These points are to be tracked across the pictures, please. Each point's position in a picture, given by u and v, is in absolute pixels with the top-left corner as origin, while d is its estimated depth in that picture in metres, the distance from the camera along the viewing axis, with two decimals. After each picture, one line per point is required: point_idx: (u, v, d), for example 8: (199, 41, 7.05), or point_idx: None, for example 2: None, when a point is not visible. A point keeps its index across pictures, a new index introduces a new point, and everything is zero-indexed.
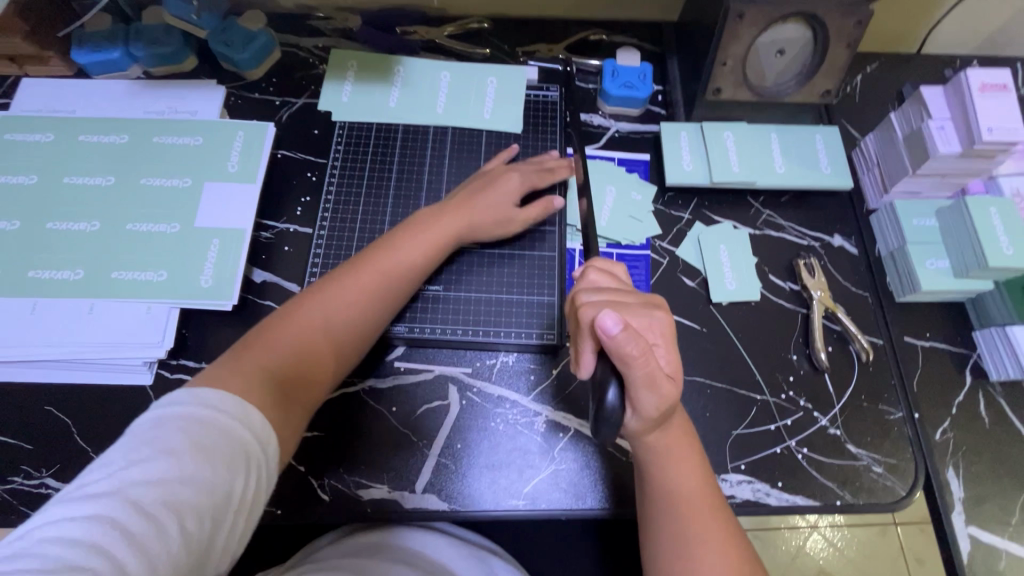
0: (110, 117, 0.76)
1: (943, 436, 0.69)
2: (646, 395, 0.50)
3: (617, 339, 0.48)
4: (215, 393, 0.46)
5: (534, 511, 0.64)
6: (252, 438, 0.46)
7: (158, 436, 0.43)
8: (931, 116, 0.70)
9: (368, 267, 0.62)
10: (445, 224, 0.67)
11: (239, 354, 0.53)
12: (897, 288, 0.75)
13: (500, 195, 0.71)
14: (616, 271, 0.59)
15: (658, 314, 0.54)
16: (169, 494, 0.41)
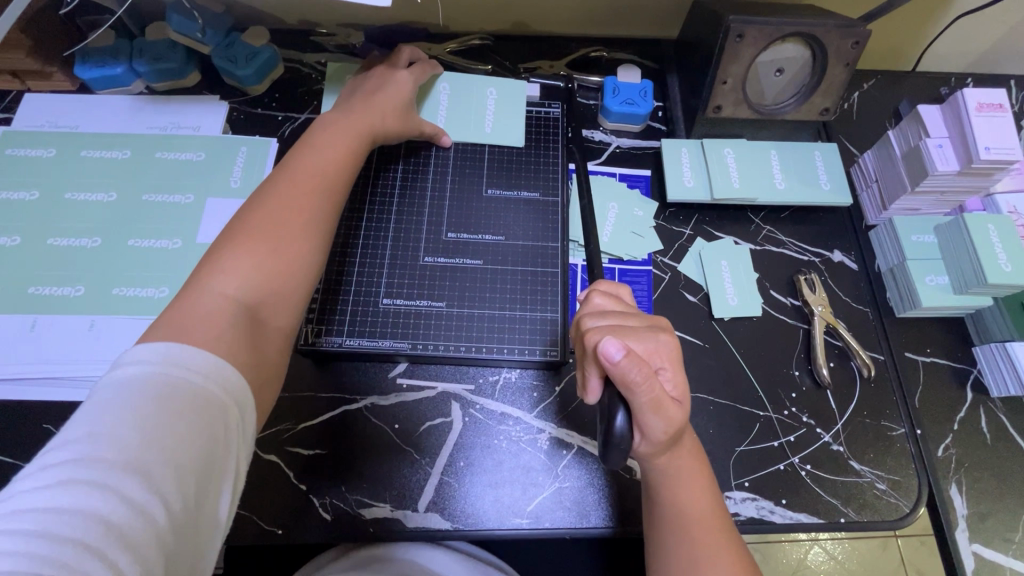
0: (113, 133, 0.76)
1: (945, 452, 0.69)
2: (651, 419, 0.50)
3: (620, 365, 0.48)
4: (178, 348, 0.43)
5: (537, 530, 0.63)
6: (224, 392, 0.43)
7: (121, 404, 0.40)
8: (929, 134, 0.71)
9: (303, 171, 0.60)
10: (360, 121, 0.67)
11: (186, 298, 0.49)
12: (897, 304, 0.75)
13: (397, 85, 0.73)
14: (621, 294, 0.59)
15: (662, 337, 0.54)
16: (140, 460, 0.38)
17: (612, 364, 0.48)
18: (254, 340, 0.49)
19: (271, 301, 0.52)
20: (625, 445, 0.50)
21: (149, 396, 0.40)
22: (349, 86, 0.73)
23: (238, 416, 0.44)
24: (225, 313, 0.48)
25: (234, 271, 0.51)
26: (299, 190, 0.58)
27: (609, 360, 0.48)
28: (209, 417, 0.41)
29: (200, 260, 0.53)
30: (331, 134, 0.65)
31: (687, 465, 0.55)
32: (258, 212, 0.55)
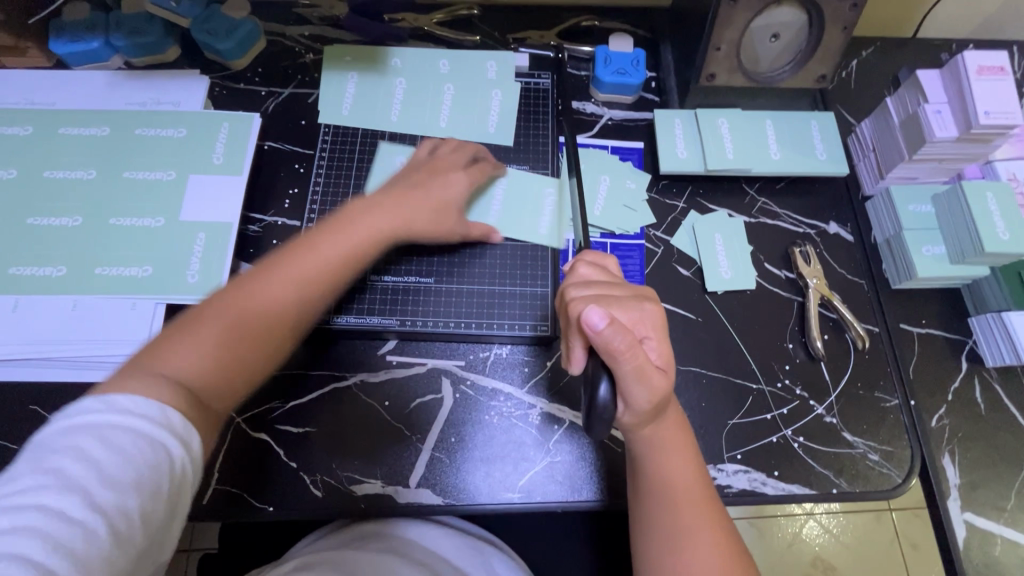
0: (90, 109, 0.74)
1: (939, 423, 0.69)
2: (636, 390, 0.50)
3: (603, 334, 0.47)
4: (129, 399, 0.42)
5: (529, 504, 0.63)
6: (176, 439, 0.42)
7: (71, 434, 0.39)
8: (928, 100, 0.69)
9: (292, 262, 0.56)
10: (385, 222, 0.62)
11: (149, 357, 0.47)
12: (893, 275, 0.74)
13: (438, 190, 0.66)
14: (607, 263, 0.58)
15: (647, 307, 0.53)
16: (85, 498, 0.37)
17: (595, 332, 0.47)
18: (203, 427, 0.46)
19: (222, 378, 0.49)
20: (608, 412, 0.50)
21: (98, 434, 0.39)
22: (396, 179, 0.67)
23: (189, 458, 0.43)
24: (175, 383, 0.46)
25: (191, 343, 0.49)
26: (280, 272, 0.55)
27: (593, 329, 0.47)
28: (158, 456, 0.41)
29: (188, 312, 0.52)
30: (345, 233, 0.59)
31: (669, 436, 0.55)
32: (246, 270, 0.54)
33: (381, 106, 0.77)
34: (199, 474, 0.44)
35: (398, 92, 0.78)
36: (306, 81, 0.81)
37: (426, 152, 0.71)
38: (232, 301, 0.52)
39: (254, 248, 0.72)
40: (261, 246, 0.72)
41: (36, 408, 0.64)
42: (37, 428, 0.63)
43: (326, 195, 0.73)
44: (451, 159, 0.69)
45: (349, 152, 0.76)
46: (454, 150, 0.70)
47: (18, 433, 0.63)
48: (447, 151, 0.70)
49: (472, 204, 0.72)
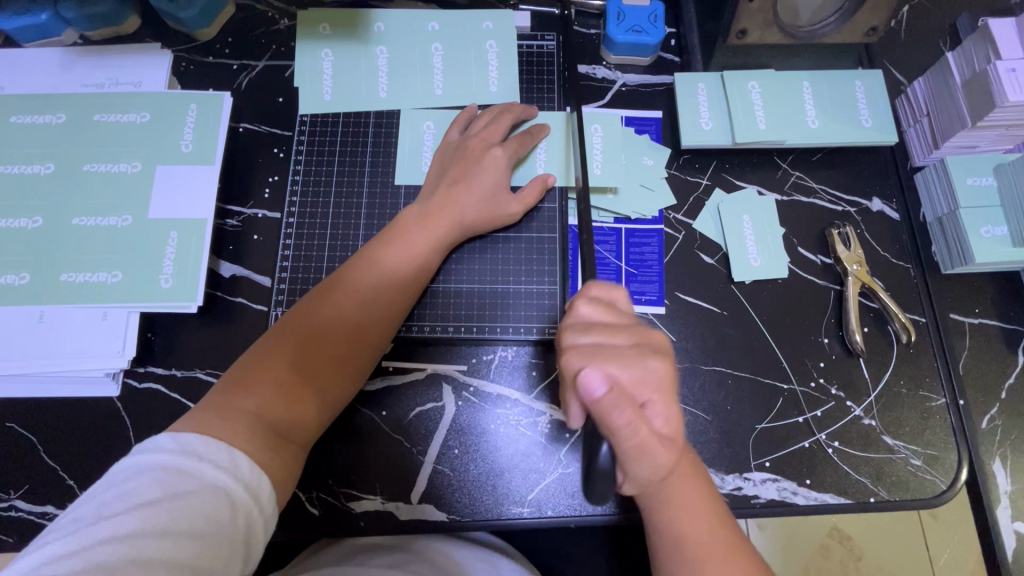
0: (44, 93, 0.66)
1: (990, 424, 0.62)
2: (636, 463, 0.45)
3: (601, 404, 0.43)
4: (197, 439, 0.44)
5: (540, 519, 0.59)
6: (235, 486, 0.43)
7: (136, 482, 0.41)
8: (1000, 57, 0.60)
9: (351, 291, 0.56)
10: (435, 226, 0.60)
11: (223, 393, 0.49)
12: (944, 259, 0.66)
13: (484, 178, 0.62)
14: (615, 298, 0.51)
15: (650, 364, 0.46)
16: (139, 550, 0.38)
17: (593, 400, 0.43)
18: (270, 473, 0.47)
19: (293, 413, 0.51)
20: (610, 477, 0.44)
21: (160, 485, 0.41)
22: (436, 173, 0.64)
23: (246, 514, 0.43)
24: (250, 423, 0.48)
25: (260, 382, 0.50)
26: (339, 303, 0.55)
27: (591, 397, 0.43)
28: (215, 510, 0.41)
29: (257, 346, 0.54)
30: (400, 243, 0.59)
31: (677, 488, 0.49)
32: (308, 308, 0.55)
33: (364, 82, 0.69)
34: (258, 531, 0.44)
35: (382, 65, 0.69)
36: (282, 52, 0.72)
37: (459, 132, 0.66)
38: (297, 334, 0.53)
39: (234, 244, 0.66)
40: (241, 242, 0.66)
41: (12, 425, 0.60)
42: (15, 447, 0.60)
43: (308, 184, 0.67)
44: (487, 135, 0.64)
45: (329, 138, 0.68)
46: (491, 122, 0.65)
47: None
48: (483, 128, 0.64)
49: (516, 167, 0.66)
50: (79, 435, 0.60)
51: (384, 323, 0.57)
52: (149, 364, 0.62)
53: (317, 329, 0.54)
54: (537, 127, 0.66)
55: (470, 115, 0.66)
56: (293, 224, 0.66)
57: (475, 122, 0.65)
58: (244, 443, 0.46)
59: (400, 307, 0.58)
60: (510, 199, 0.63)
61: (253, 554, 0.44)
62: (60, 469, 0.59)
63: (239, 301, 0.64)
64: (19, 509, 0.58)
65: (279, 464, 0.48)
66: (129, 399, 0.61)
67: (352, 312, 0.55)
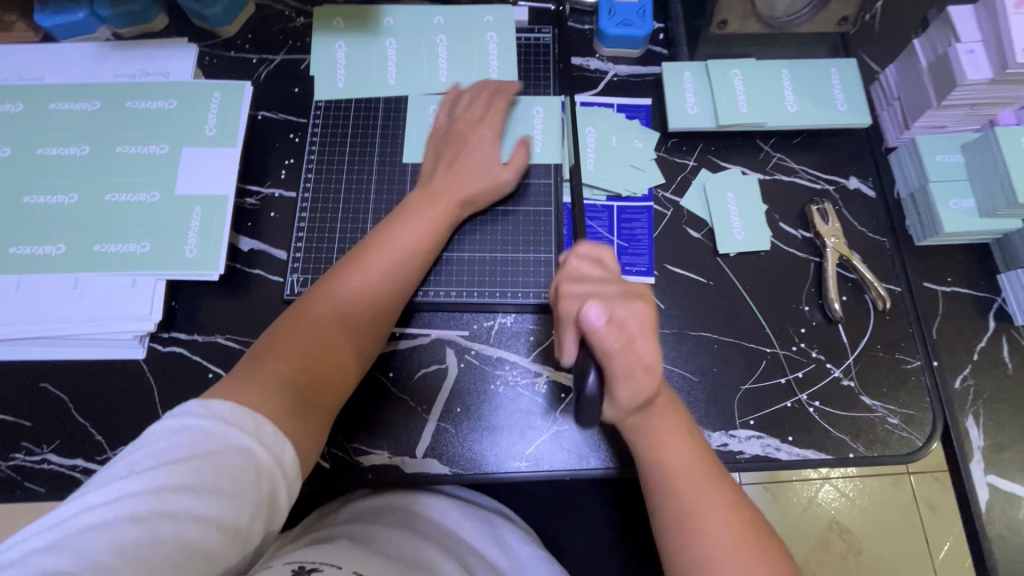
0: (79, 83, 0.72)
1: (963, 384, 0.66)
2: (622, 387, 0.51)
3: (598, 331, 0.50)
4: (222, 405, 0.47)
5: (537, 473, 0.63)
6: (260, 448, 0.46)
7: (166, 444, 0.44)
8: (960, 40, 0.64)
9: (363, 268, 0.60)
10: (438, 206, 0.65)
11: (247, 368, 0.53)
12: (918, 232, 0.70)
13: (477, 157, 0.67)
14: (602, 255, 0.57)
15: (635, 307, 0.52)
16: (169, 504, 0.41)
17: (594, 329, 0.50)
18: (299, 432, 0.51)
19: (318, 381, 0.55)
20: (591, 409, 0.51)
21: (188, 446, 0.44)
22: (430, 155, 0.69)
23: (269, 475, 0.46)
24: (277, 389, 0.51)
25: (284, 355, 0.54)
26: (354, 278, 0.59)
27: (593, 325, 0.50)
28: (238, 471, 0.44)
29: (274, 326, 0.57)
30: (405, 222, 0.63)
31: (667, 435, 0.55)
32: (321, 289, 0.59)
33: (374, 71, 0.74)
34: (281, 491, 0.47)
35: (391, 55, 0.75)
36: (298, 46, 0.78)
37: (447, 116, 0.71)
38: (316, 311, 0.57)
39: (252, 221, 0.71)
40: (258, 218, 0.71)
41: (46, 386, 0.64)
42: (48, 406, 0.64)
43: (321, 164, 0.72)
44: (472, 115, 0.69)
45: (341, 123, 0.73)
46: (472, 104, 0.70)
47: (31, 410, 0.64)
48: (466, 111, 0.69)
49: (502, 142, 0.71)
50: (108, 395, 0.64)
51: (395, 297, 0.61)
52: (173, 329, 0.67)
53: (333, 305, 0.58)
54: (516, 106, 0.71)
55: (454, 97, 0.71)
56: (307, 200, 0.71)
57: (456, 105, 0.70)
58: (272, 406, 0.50)
59: (411, 280, 0.62)
60: (501, 171, 0.68)
61: (278, 512, 0.47)
62: (90, 426, 0.63)
63: (257, 273, 0.69)
64: (51, 462, 0.62)
65: (307, 423, 0.52)
66: (154, 362, 0.65)
67: (366, 288, 0.59)
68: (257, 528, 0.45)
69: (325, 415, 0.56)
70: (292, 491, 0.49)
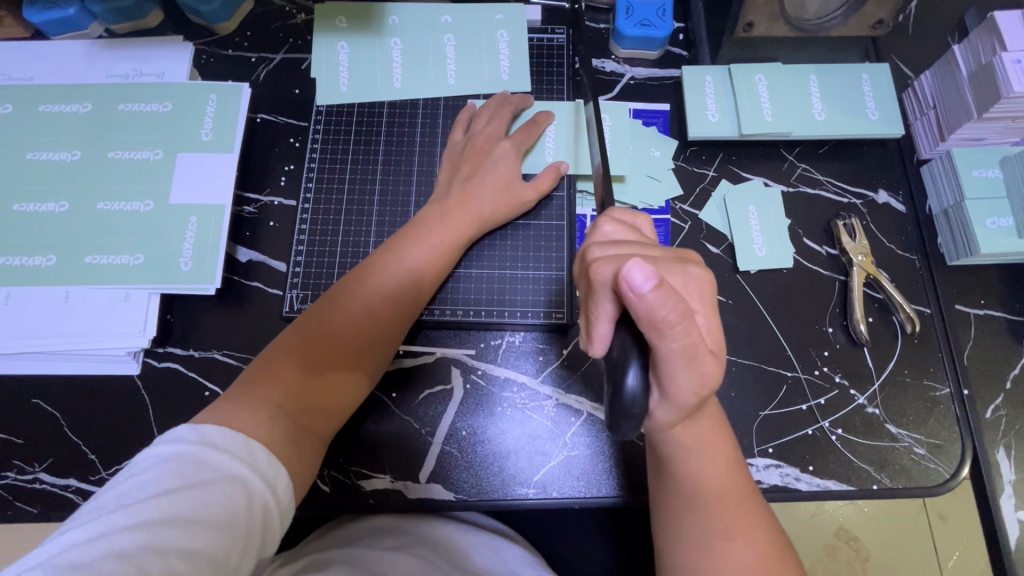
0: (70, 84, 0.69)
1: (994, 414, 0.63)
2: (682, 374, 0.43)
3: (647, 301, 0.40)
4: (215, 430, 0.45)
5: (545, 500, 0.60)
6: (254, 474, 0.44)
7: (153, 473, 0.41)
8: (1005, 49, 0.60)
9: (370, 285, 0.57)
10: (453, 223, 0.61)
11: (244, 387, 0.51)
12: (950, 250, 0.66)
13: (496, 172, 0.64)
14: (638, 223, 0.51)
15: (691, 272, 0.46)
16: (157, 538, 0.38)
17: (640, 297, 0.40)
18: (292, 465, 0.48)
19: (315, 406, 0.53)
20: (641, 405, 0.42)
21: (177, 474, 0.41)
22: (447, 171, 0.66)
23: (262, 505, 0.44)
24: (274, 415, 0.49)
25: (282, 376, 0.52)
26: (359, 296, 0.57)
27: (637, 293, 0.40)
28: (231, 500, 0.42)
29: (275, 341, 0.55)
30: (417, 238, 0.60)
31: (707, 452, 0.50)
32: (325, 304, 0.57)
33: (378, 73, 0.71)
34: (274, 522, 0.45)
35: (397, 57, 0.71)
36: (298, 45, 0.74)
37: (463, 132, 0.68)
38: (318, 330, 0.55)
39: (251, 230, 0.68)
40: (257, 227, 0.68)
41: (37, 402, 0.62)
42: (40, 423, 0.62)
43: (323, 172, 0.69)
44: (492, 131, 0.66)
45: (344, 128, 0.70)
46: (492, 118, 0.67)
47: (22, 427, 0.62)
48: (487, 124, 0.66)
49: (526, 156, 0.68)
50: (101, 412, 0.62)
51: (402, 318, 0.58)
52: (168, 344, 0.64)
53: (334, 326, 0.55)
54: (541, 115, 0.68)
55: (470, 113, 0.68)
56: (308, 210, 0.68)
57: (476, 119, 0.67)
58: (267, 434, 0.47)
59: (417, 302, 0.59)
60: (523, 187, 0.64)
61: (270, 544, 0.45)
62: (82, 445, 0.61)
63: (255, 286, 0.66)
64: (43, 482, 0.60)
65: (300, 455, 0.50)
66: (149, 378, 0.63)
67: (372, 309, 0.57)
68: (246, 562, 0.42)
69: (319, 442, 0.53)
70: (285, 520, 0.47)
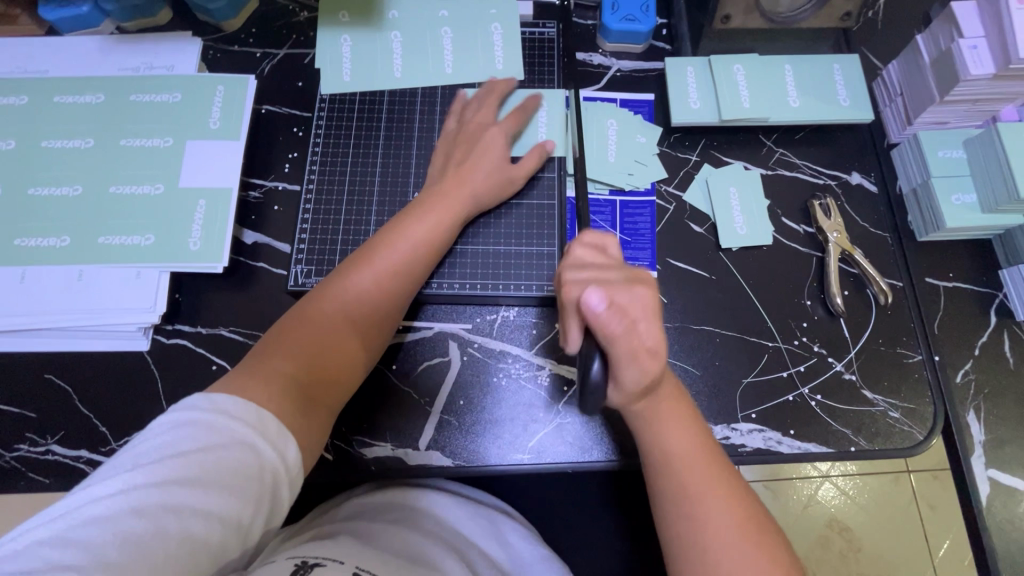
0: (84, 75, 0.72)
1: (965, 379, 0.66)
2: (628, 370, 0.49)
3: (600, 317, 0.48)
4: (227, 399, 0.47)
5: (539, 465, 0.63)
6: (264, 442, 0.47)
7: (169, 437, 0.44)
8: (963, 35, 0.64)
9: (372, 265, 0.60)
10: (447, 204, 0.65)
11: (254, 363, 0.53)
12: (919, 227, 0.70)
13: (486, 156, 0.67)
14: (608, 244, 0.55)
15: (639, 291, 0.51)
16: (172, 498, 0.41)
17: (595, 315, 0.48)
18: (302, 432, 0.51)
19: (321, 381, 0.55)
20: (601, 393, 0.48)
21: (191, 439, 0.44)
22: (439, 156, 0.69)
23: (272, 471, 0.47)
24: (282, 387, 0.52)
25: (289, 352, 0.55)
26: (361, 277, 0.59)
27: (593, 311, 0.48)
28: (242, 464, 0.45)
29: (281, 321, 0.58)
30: (414, 220, 0.63)
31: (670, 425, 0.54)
32: (329, 286, 0.59)
33: (379, 64, 0.75)
34: (283, 487, 0.47)
35: (396, 49, 0.75)
36: (302, 41, 0.78)
37: (455, 120, 0.71)
38: (322, 309, 0.58)
39: (256, 214, 0.71)
40: (263, 211, 0.71)
41: (50, 377, 0.65)
42: (53, 398, 0.64)
43: (325, 158, 0.72)
44: (482, 118, 0.70)
45: (346, 116, 0.73)
46: (481, 106, 0.71)
47: (36, 402, 0.64)
48: (476, 112, 0.70)
49: (515, 141, 0.72)
50: (112, 387, 0.65)
51: (402, 296, 0.61)
52: (177, 321, 0.67)
53: (336, 304, 0.58)
54: (530, 101, 0.72)
55: (462, 103, 0.72)
56: (311, 193, 0.71)
57: (466, 109, 0.71)
58: (277, 404, 0.50)
59: (416, 280, 0.62)
60: (513, 170, 0.68)
61: (280, 507, 0.47)
62: (94, 418, 0.64)
63: (261, 266, 0.69)
64: (55, 453, 0.62)
65: (309, 423, 0.52)
66: (158, 354, 0.66)
67: (374, 288, 0.59)
68: (257, 522, 0.45)
69: (327, 412, 0.56)
70: (294, 486, 0.49)
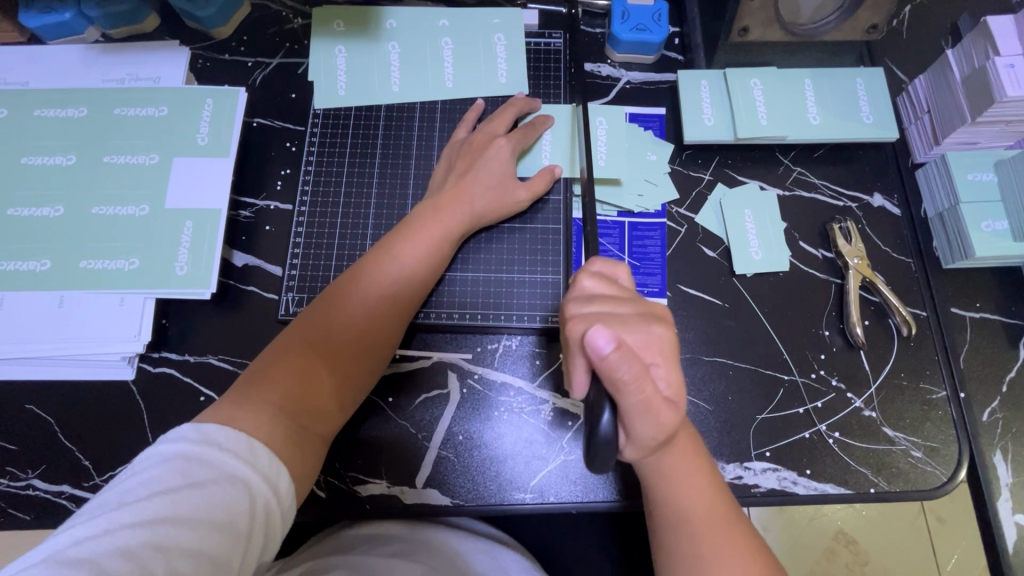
0: (66, 88, 0.69)
1: (990, 417, 0.63)
2: (642, 423, 0.47)
3: (608, 360, 0.44)
4: (218, 430, 0.44)
5: (542, 505, 0.60)
6: (257, 476, 0.44)
7: (156, 472, 0.41)
8: (999, 53, 0.61)
9: (371, 284, 0.57)
10: (446, 219, 0.61)
11: (246, 388, 0.50)
12: (945, 254, 0.67)
13: (489, 168, 0.64)
14: (617, 273, 0.52)
15: (657, 330, 0.48)
16: (160, 537, 0.38)
17: (601, 358, 0.44)
18: (293, 465, 0.48)
19: (317, 407, 0.52)
20: (611, 444, 0.45)
21: (180, 474, 0.41)
22: (443, 167, 0.66)
23: (264, 508, 0.43)
24: (275, 415, 0.49)
25: (283, 377, 0.51)
26: (359, 297, 0.56)
27: (599, 354, 0.44)
28: (234, 501, 0.41)
29: (275, 342, 0.55)
30: (413, 237, 0.60)
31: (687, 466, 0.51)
32: (325, 305, 0.56)
33: (376, 77, 0.71)
34: (275, 523, 0.44)
35: (394, 60, 0.71)
36: (295, 49, 0.74)
37: (467, 130, 0.68)
38: (319, 330, 0.54)
39: (246, 235, 0.68)
40: (253, 232, 0.68)
41: (31, 407, 0.62)
42: (33, 429, 0.61)
43: (319, 176, 0.69)
44: (492, 130, 0.66)
45: (341, 132, 0.70)
46: (495, 117, 0.67)
47: (15, 433, 0.61)
48: (487, 123, 0.67)
49: (521, 158, 0.68)
50: (94, 419, 0.62)
51: (402, 316, 0.58)
52: (163, 349, 0.64)
53: (332, 321, 0.55)
54: (541, 119, 0.68)
55: (478, 111, 0.69)
56: (304, 214, 0.68)
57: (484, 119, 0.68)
58: (270, 435, 0.47)
59: (416, 298, 0.59)
60: (518, 186, 0.65)
61: (270, 546, 0.44)
62: (76, 451, 0.61)
63: (251, 290, 0.66)
64: (36, 488, 0.60)
65: (302, 455, 0.49)
66: (144, 383, 0.63)
67: (370, 308, 0.56)
68: (249, 562, 0.42)
69: (321, 440, 0.53)
70: (286, 523, 0.46)
